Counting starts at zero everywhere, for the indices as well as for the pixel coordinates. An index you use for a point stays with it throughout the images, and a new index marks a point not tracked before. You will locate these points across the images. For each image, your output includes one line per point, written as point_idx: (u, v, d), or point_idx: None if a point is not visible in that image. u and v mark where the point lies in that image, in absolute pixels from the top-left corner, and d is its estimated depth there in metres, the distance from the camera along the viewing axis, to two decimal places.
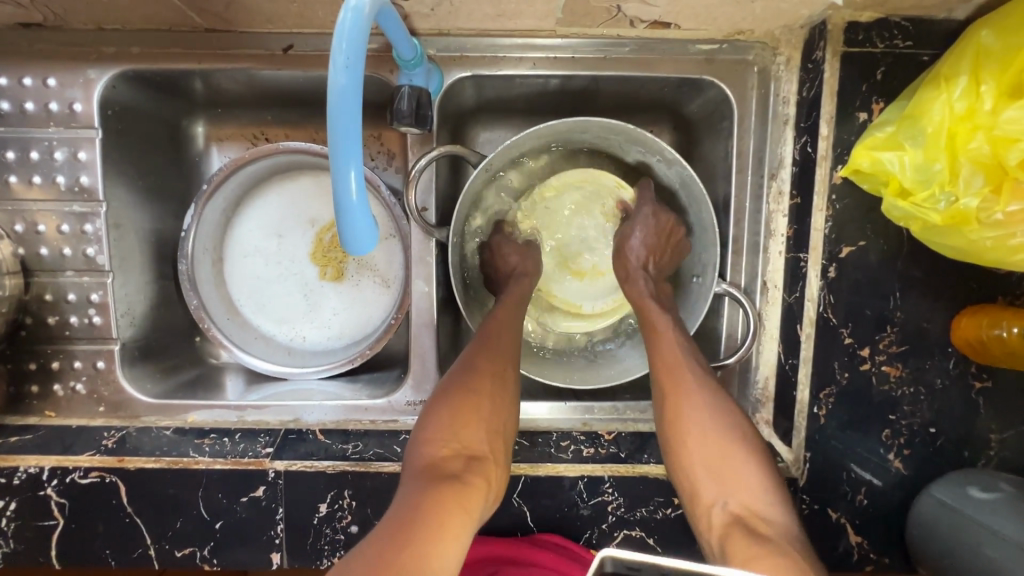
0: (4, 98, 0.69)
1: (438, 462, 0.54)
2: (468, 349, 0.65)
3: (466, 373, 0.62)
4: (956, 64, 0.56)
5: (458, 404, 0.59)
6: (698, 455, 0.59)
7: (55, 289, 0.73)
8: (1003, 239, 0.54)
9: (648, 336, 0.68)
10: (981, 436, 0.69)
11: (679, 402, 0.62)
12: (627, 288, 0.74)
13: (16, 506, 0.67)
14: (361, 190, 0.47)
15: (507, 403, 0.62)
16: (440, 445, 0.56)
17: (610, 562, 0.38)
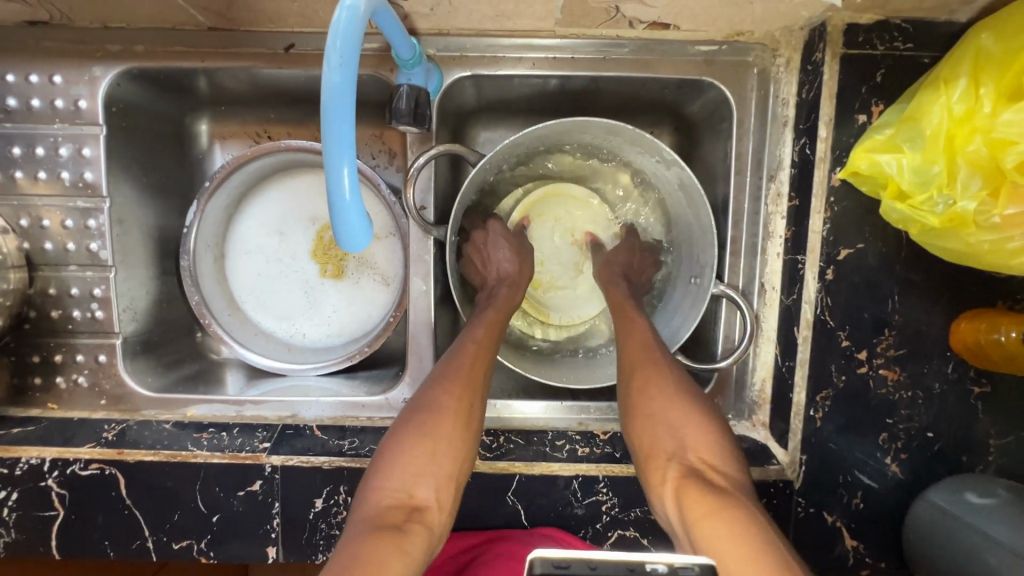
0: (11, 95, 0.70)
1: (382, 513, 0.51)
2: (427, 383, 0.62)
3: (419, 412, 0.59)
4: (955, 67, 0.56)
5: (409, 447, 0.56)
6: (655, 427, 0.59)
7: (58, 283, 0.74)
8: (1001, 243, 0.54)
9: (622, 327, 0.70)
10: (979, 441, 0.69)
11: (645, 372, 0.63)
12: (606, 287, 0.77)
13: (18, 496, 0.68)
14: (354, 188, 0.48)
15: (465, 443, 0.59)
16: (385, 495, 0.53)
17: (539, 563, 0.36)
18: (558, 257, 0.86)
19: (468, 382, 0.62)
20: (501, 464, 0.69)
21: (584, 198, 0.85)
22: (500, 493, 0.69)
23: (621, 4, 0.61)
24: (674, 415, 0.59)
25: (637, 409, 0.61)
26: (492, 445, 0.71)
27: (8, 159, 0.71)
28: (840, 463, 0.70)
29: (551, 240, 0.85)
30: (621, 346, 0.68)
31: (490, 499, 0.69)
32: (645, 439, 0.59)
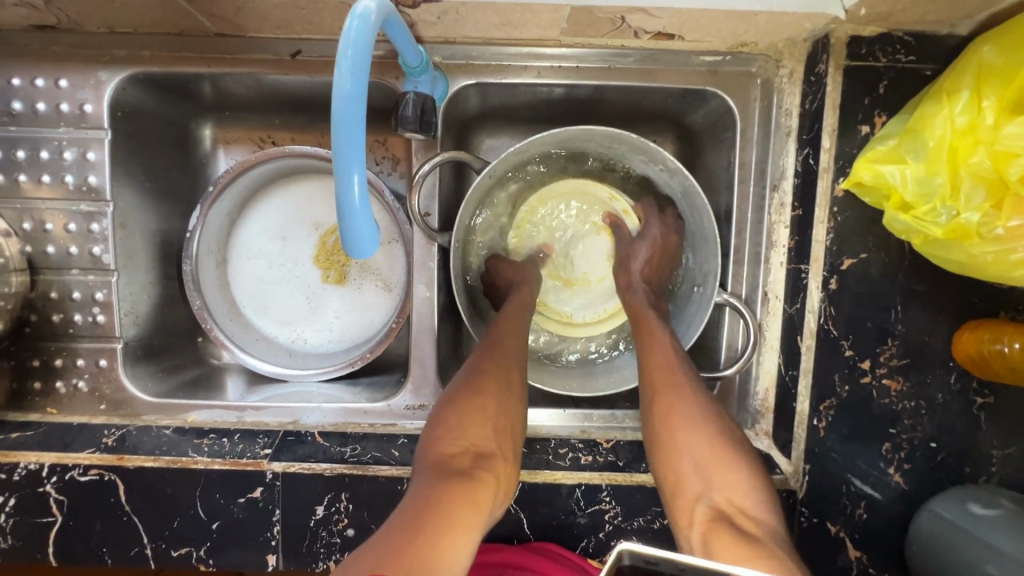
0: (16, 98, 0.70)
1: (446, 461, 0.55)
2: (474, 355, 0.66)
3: (471, 376, 0.62)
4: (958, 79, 0.57)
5: (466, 406, 0.59)
6: (679, 451, 0.60)
7: (60, 287, 0.73)
8: (1003, 254, 0.54)
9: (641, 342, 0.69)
10: (982, 451, 0.69)
11: (668, 401, 0.62)
12: (625, 292, 0.76)
13: (15, 502, 0.67)
14: (363, 194, 0.48)
15: (516, 403, 0.63)
16: (450, 443, 0.56)
17: (628, 555, 0.37)
18: (578, 255, 0.84)
19: (513, 353, 0.66)
20: None
21: (574, 189, 0.83)
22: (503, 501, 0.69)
23: (626, 14, 0.62)
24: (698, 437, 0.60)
25: (658, 435, 0.62)
26: None
27: (11, 162, 0.71)
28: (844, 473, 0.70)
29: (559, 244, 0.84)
30: (642, 359, 0.68)
31: None
32: (669, 467, 0.59)
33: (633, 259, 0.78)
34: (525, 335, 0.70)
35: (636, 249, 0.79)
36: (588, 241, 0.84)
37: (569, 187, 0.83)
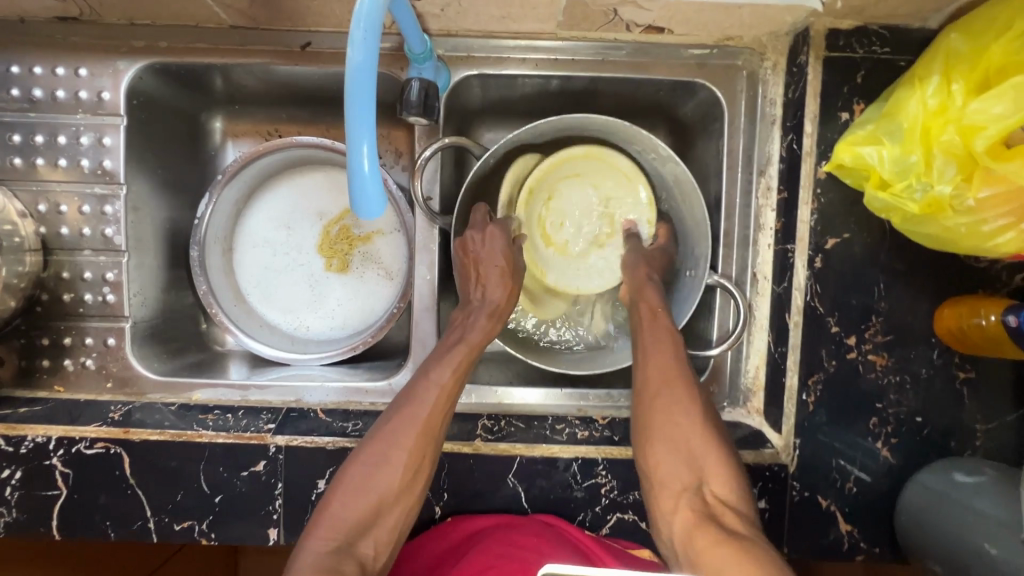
0: (37, 86, 0.74)
1: (323, 561, 0.55)
2: (382, 424, 0.64)
3: (373, 462, 0.61)
4: (928, 65, 0.61)
5: (353, 495, 0.60)
6: (667, 443, 0.63)
7: (71, 267, 0.76)
8: (976, 225, 0.57)
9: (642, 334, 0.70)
10: (966, 426, 0.71)
11: (671, 396, 0.65)
12: (646, 291, 0.73)
13: (22, 474, 0.68)
14: (374, 163, 0.51)
15: (408, 496, 0.62)
16: (327, 537, 0.57)
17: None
18: (576, 225, 0.84)
19: (421, 431, 0.63)
20: (503, 446, 0.70)
21: (627, 169, 0.82)
22: (501, 475, 0.70)
23: (619, 7, 0.66)
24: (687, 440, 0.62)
25: (649, 433, 0.64)
26: (493, 428, 0.73)
27: (29, 146, 0.74)
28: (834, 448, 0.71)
29: (569, 206, 0.83)
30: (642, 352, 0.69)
31: (491, 481, 0.70)
32: (661, 459, 0.62)
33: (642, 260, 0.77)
34: (449, 406, 0.66)
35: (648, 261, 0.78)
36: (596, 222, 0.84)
37: (623, 167, 0.82)
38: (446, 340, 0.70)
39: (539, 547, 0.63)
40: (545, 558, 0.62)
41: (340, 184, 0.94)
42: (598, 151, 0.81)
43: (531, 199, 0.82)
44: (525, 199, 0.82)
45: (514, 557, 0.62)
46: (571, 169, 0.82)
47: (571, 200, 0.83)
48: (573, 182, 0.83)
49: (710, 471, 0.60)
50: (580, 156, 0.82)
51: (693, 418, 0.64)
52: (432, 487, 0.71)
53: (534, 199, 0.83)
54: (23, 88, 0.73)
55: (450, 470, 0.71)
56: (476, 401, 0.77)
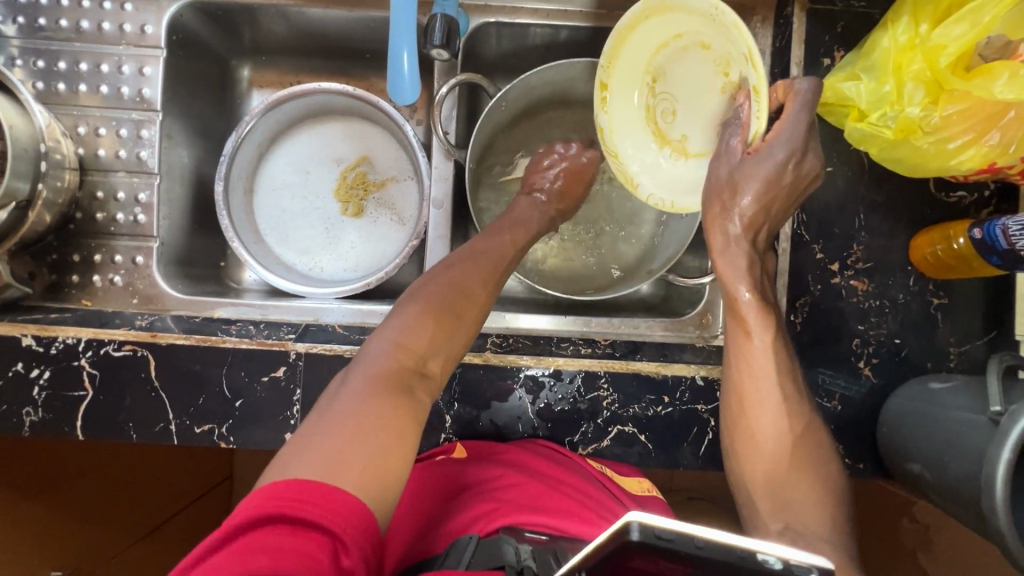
0: (84, 19, 0.79)
1: (395, 371, 0.58)
2: (449, 267, 0.70)
3: (447, 296, 0.66)
4: (899, 9, 0.67)
5: (427, 321, 0.63)
6: (758, 449, 0.62)
7: (106, 188, 0.80)
8: (942, 144, 0.64)
9: (738, 338, 0.66)
10: (941, 349, 0.76)
11: (756, 414, 0.63)
12: (727, 271, 0.67)
13: (50, 375, 0.71)
14: (412, 65, 0.62)
15: (469, 332, 0.67)
16: (403, 352, 0.60)
17: (638, 528, 0.37)
18: (688, 107, 0.74)
19: (483, 283, 0.70)
20: (511, 356, 0.75)
21: (707, 11, 0.65)
22: (509, 385, 0.75)
23: None
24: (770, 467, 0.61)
25: (748, 431, 0.63)
26: (502, 343, 0.78)
27: (73, 74, 0.79)
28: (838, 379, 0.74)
29: (676, 85, 0.73)
30: (732, 353, 0.66)
31: (500, 391, 0.75)
32: (753, 470, 0.63)
33: (740, 210, 0.66)
34: (501, 268, 0.73)
35: (744, 189, 0.65)
36: (715, 90, 0.70)
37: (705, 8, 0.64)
38: (499, 225, 0.79)
39: (558, 474, 0.67)
40: (566, 485, 0.65)
41: (359, 134, 0.99)
42: (663, 4, 0.68)
43: (609, 104, 0.75)
44: (602, 106, 0.74)
45: (539, 479, 0.65)
46: (649, 40, 0.72)
47: (674, 77, 0.73)
48: (678, 54, 0.72)
49: (792, 487, 0.61)
50: (641, 24, 0.70)
51: (777, 438, 0.62)
52: (444, 397, 0.75)
53: (612, 101, 0.75)
54: (71, 20, 0.79)
55: (461, 380, 0.75)
56: (486, 324, 0.81)
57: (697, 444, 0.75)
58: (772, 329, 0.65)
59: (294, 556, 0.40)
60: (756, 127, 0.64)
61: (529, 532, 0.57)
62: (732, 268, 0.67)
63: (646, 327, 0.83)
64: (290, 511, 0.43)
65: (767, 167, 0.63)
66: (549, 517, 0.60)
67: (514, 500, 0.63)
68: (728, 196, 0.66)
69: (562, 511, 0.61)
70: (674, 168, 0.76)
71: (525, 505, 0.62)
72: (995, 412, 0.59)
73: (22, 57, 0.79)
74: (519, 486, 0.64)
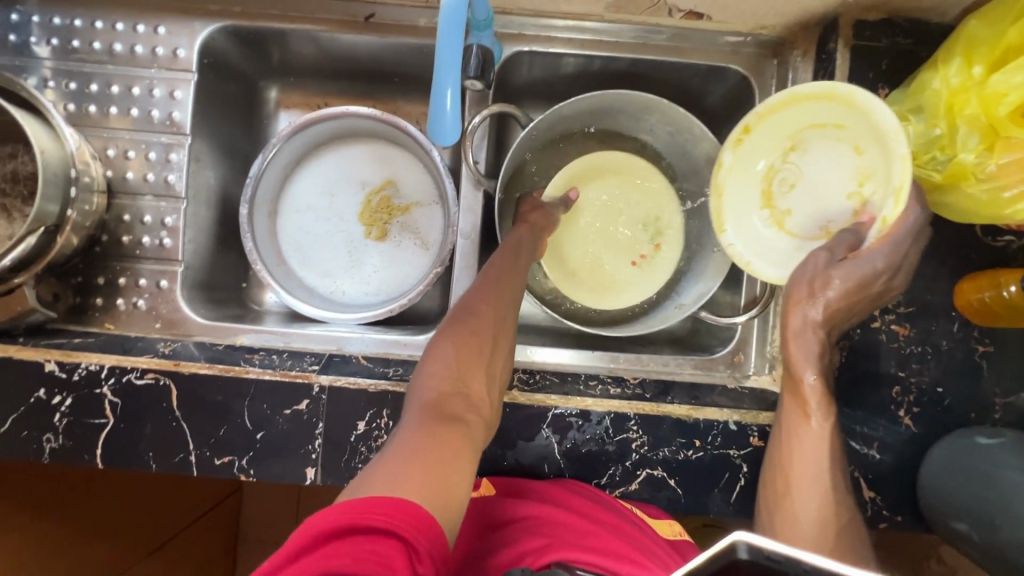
0: (118, 41, 0.79)
1: (442, 404, 0.58)
2: (471, 290, 0.70)
3: (481, 322, 0.66)
4: (950, 50, 0.65)
5: (461, 347, 0.64)
6: (795, 529, 0.65)
7: (133, 211, 0.80)
8: (997, 192, 0.61)
9: (799, 419, 0.67)
10: (986, 399, 0.73)
11: (799, 493, 0.66)
12: (798, 352, 0.69)
13: (71, 402, 0.70)
14: (455, 102, 0.59)
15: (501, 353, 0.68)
16: (442, 382, 0.60)
17: (746, 548, 0.38)
18: (809, 188, 0.76)
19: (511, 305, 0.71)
20: (539, 396, 0.73)
21: (883, 132, 0.66)
22: (536, 425, 0.72)
23: None
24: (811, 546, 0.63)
25: (790, 513, 0.65)
26: (529, 380, 0.76)
27: (104, 96, 0.79)
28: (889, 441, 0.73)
29: (810, 165, 0.75)
30: (784, 425, 0.69)
31: (526, 430, 0.72)
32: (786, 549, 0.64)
33: (825, 300, 0.68)
34: (519, 285, 0.73)
35: (827, 289, 0.68)
36: (840, 193, 0.74)
37: (883, 126, 0.65)
38: (515, 237, 0.77)
39: (596, 513, 0.64)
40: (607, 523, 0.63)
41: (385, 156, 0.98)
42: (846, 99, 0.68)
43: (741, 147, 0.76)
44: (734, 146, 0.76)
45: (582, 516, 0.63)
46: (812, 115, 0.73)
47: (814, 157, 0.75)
48: (827, 137, 0.73)
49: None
50: (817, 100, 0.71)
51: (818, 521, 0.65)
52: None
53: (745, 147, 0.76)
54: (104, 42, 0.79)
55: None
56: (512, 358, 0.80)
57: (728, 491, 0.72)
58: (830, 417, 0.67)
59: (377, 560, 0.38)
60: (867, 244, 0.68)
61: (580, 569, 0.55)
62: (804, 352, 0.69)
63: (675, 364, 0.82)
64: (363, 520, 0.41)
65: (863, 270, 0.67)
66: (599, 555, 0.58)
67: (562, 536, 0.60)
68: (818, 289, 0.68)
69: (613, 552, 0.59)
70: (763, 235, 0.78)
71: (573, 541, 0.59)
72: None
73: (54, 78, 0.79)
74: (561, 523, 0.61)
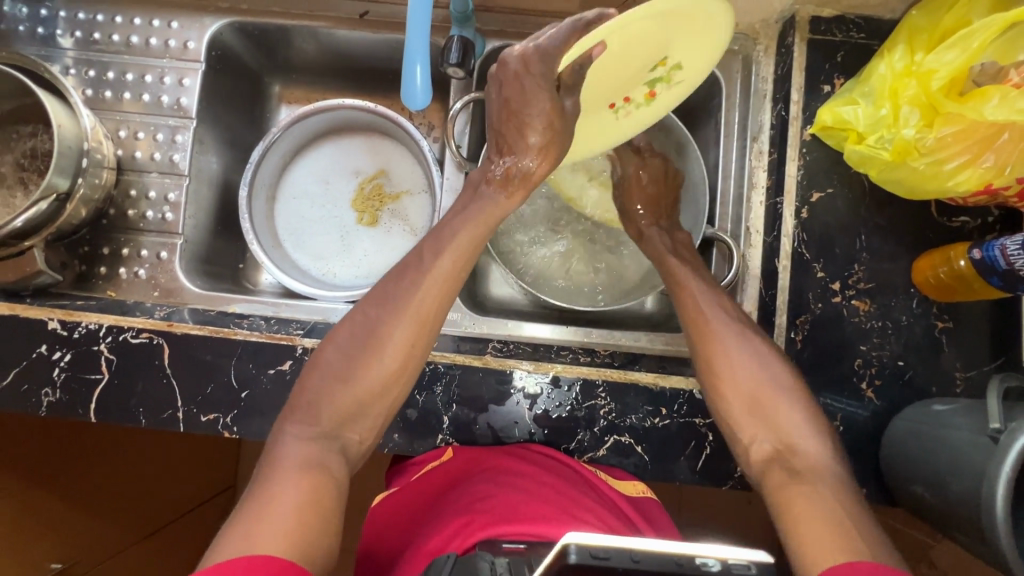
0: (135, 34, 0.87)
1: (306, 454, 0.59)
2: (364, 308, 0.69)
3: (363, 345, 0.67)
4: (894, 39, 0.71)
5: (331, 385, 0.65)
6: (730, 369, 0.68)
7: (139, 187, 0.86)
8: (939, 164, 0.66)
9: (674, 288, 0.77)
10: (946, 373, 0.75)
11: (711, 344, 0.70)
12: (643, 246, 0.85)
13: (70, 357, 0.75)
14: (424, 73, 0.68)
15: (398, 375, 0.67)
16: (307, 429, 0.62)
17: (575, 550, 0.39)
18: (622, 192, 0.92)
19: (416, 324, 0.68)
20: (511, 360, 0.77)
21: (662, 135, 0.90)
22: (508, 389, 0.76)
23: None
24: (737, 380, 0.67)
25: (713, 364, 0.69)
26: (502, 348, 0.80)
27: (120, 82, 0.87)
28: (837, 405, 0.75)
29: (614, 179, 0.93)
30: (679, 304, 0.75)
31: (497, 394, 0.76)
32: (733, 404, 0.66)
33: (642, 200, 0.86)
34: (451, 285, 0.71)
35: (634, 183, 0.86)
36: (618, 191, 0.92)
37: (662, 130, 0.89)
38: (453, 246, 0.72)
39: (540, 477, 0.69)
40: (546, 487, 0.68)
41: (378, 147, 1.04)
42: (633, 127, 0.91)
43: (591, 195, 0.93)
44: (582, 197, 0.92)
45: (519, 490, 0.67)
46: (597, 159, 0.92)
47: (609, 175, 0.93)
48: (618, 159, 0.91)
49: (775, 409, 0.64)
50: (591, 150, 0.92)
51: (743, 360, 0.68)
52: (443, 398, 0.76)
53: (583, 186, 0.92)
54: (122, 35, 0.87)
55: (461, 382, 0.76)
56: (487, 330, 0.84)
57: (694, 458, 0.74)
58: (696, 275, 0.77)
59: None
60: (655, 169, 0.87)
61: (507, 543, 0.60)
62: (657, 246, 0.83)
63: (647, 340, 0.84)
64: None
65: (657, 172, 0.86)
66: (526, 525, 0.63)
67: (495, 512, 0.65)
68: (638, 186, 0.86)
69: (536, 518, 0.63)
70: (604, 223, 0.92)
71: (504, 517, 0.64)
72: (994, 429, 0.57)
73: (75, 66, 0.86)
74: (498, 497, 0.67)
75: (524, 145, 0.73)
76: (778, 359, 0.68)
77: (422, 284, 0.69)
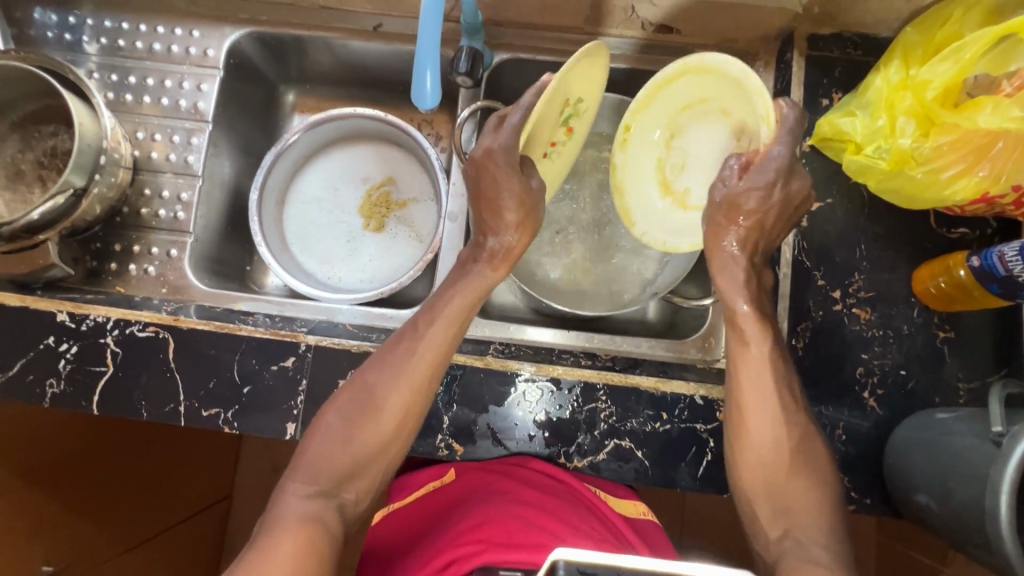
0: (158, 42, 0.91)
1: (307, 511, 0.60)
2: (371, 367, 0.69)
3: (365, 406, 0.66)
4: (889, 55, 0.73)
5: (334, 444, 0.65)
6: (756, 448, 0.66)
7: (153, 186, 0.89)
8: (935, 173, 0.67)
9: (735, 349, 0.70)
10: (949, 383, 0.75)
11: (746, 420, 0.67)
12: (721, 278, 0.71)
13: (77, 349, 0.76)
14: (435, 77, 0.71)
15: (397, 436, 0.67)
16: (307, 486, 0.62)
17: (563, 565, 0.38)
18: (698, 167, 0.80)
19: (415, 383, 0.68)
20: (513, 362, 0.77)
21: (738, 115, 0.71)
22: (510, 390, 0.76)
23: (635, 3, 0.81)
24: (768, 464, 0.65)
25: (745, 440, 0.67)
26: (504, 350, 0.81)
27: (141, 86, 0.90)
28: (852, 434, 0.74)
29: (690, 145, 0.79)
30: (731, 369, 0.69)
31: (498, 395, 0.76)
32: (756, 484, 0.65)
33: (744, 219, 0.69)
34: (450, 344, 0.71)
35: (745, 201, 0.68)
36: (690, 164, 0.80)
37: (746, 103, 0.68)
38: (451, 307, 0.72)
39: (543, 504, 0.68)
40: (551, 512, 0.68)
41: (386, 156, 1.07)
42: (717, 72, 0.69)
43: (629, 145, 0.80)
44: (621, 145, 0.80)
45: (519, 514, 0.66)
46: (679, 100, 0.76)
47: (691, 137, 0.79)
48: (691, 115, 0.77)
49: (794, 493, 0.64)
50: (666, 87, 0.75)
51: (772, 443, 0.66)
52: (444, 399, 0.76)
53: (639, 124, 0.78)
54: (146, 42, 0.91)
55: (462, 382, 0.76)
56: (489, 332, 0.84)
57: (695, 465, 0.74)
58: (761, 334, 0.69)
59: None
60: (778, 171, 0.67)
61: (502, 570, 0.59)
62: (732, 284, 0.70)
63: (648, 346, 0.84)
64: None
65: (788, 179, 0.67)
66: (524, 551, 0.61)
67: (491, 538, 0.63)
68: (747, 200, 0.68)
69: (537, 545, 0.62)
70: (665, 210, 0.82)
71: (500, 541, 0.63)
72: (996, 433, 0.57)
73: (99, 71, 0.90)
74: (496, 523, 0.66)
75: (502, 225, 0.75)
76: (801, 438, 0.66)
77: (424, 343, 0.69)
